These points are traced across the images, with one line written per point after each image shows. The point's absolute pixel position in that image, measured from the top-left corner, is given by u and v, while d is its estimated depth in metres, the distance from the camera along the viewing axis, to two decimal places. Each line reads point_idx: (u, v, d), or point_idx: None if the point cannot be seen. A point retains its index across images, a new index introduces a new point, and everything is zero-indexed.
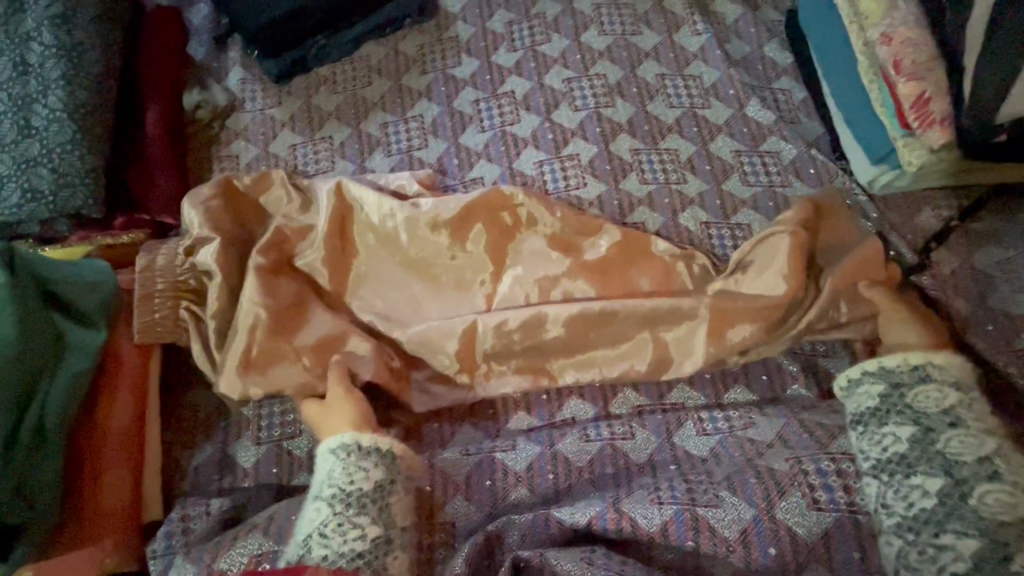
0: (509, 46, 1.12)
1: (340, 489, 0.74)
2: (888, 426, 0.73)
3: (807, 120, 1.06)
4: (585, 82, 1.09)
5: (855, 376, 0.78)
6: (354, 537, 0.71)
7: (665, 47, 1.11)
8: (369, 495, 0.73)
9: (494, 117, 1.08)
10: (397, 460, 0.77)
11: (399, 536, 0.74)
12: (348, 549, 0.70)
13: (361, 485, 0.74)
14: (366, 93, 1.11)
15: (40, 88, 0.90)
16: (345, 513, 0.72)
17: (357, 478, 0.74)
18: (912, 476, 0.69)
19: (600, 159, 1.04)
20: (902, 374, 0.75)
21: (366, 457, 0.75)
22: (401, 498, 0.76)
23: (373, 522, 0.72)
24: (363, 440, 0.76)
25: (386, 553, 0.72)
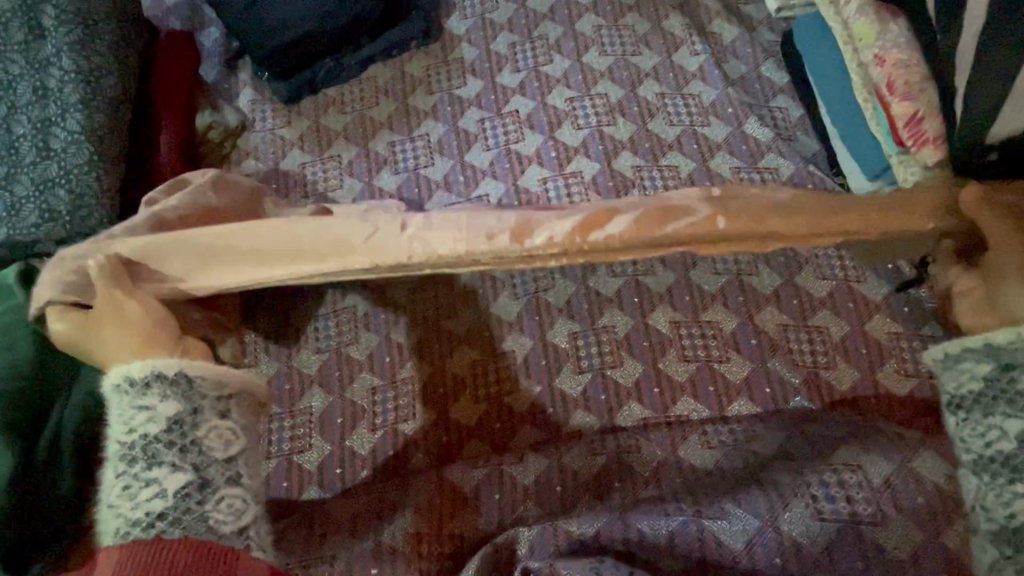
0: (512, 67, 1.16)
1: (122, 443, 0.67)
2: (995, 417, 0.60)
3: (804, 138, 1.09)
4: (587, 102, 1.12)
5: (954, 352, 0.63)
6: (151, 494, 0.64)
7: (665, 67, 1.14)
8: (160, 436, 0.66)
9: (498, 136, 1.10)
10: (190, 385, 0.69)
11: (225, 475, 0.67)
12: (146, 509, 0.63)
13: (148, 431, 0.67)
14: (373, 113, 1.14)
15: (59, 112, 0.92)
16: (133, 470, 0.65)
17: (137, 425, 0.67)
18: (1017, 483, 0.57)
19: (602, 176, 1.06)
20: (1017, 354, 0.60)
21: (152, 396, 0.68)
22: (208, 420, 0.69)
23: (178, 467, 0.65)
24: (133, 372, 0.68)
25: (203, 501, 0.65)
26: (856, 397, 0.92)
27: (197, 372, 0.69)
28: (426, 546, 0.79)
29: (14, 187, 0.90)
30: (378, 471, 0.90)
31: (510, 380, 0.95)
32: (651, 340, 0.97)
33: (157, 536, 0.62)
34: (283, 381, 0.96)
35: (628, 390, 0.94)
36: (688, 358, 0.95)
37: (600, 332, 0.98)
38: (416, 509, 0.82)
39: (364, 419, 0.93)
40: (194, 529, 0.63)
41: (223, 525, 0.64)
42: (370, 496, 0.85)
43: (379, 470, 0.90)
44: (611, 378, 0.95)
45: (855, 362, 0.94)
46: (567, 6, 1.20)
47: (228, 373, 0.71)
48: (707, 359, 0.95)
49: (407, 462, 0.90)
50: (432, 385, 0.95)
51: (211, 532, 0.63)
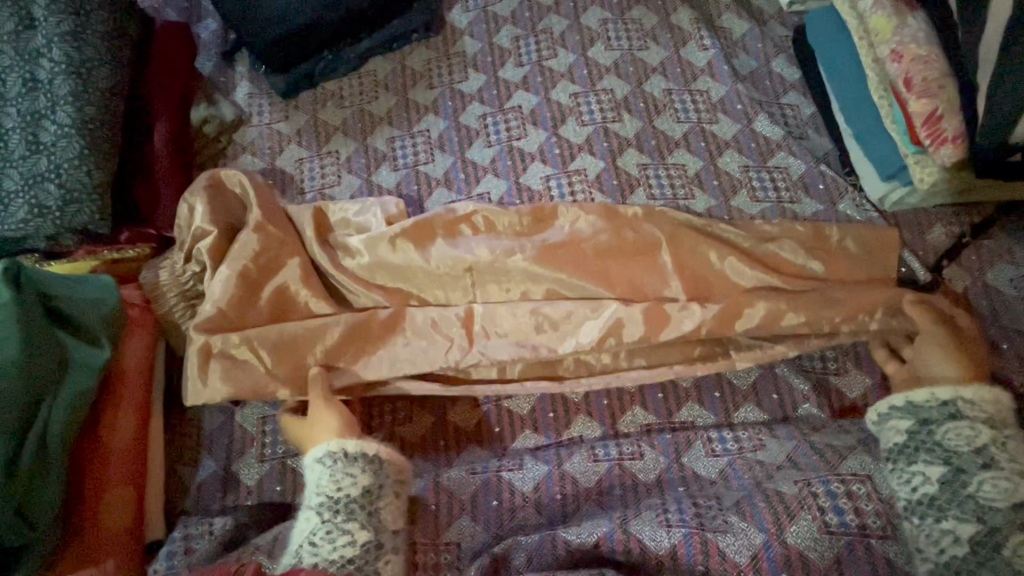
0: (515, 61, 1.13)
1: (328, 496, 0.74)
2: (918, 465, 0.72)
3: (815, 136, 1.05)
4: (592, 97, 1.09)
5: (884, 411, 0.78)
6: (345, 542, 0.71)
7: (672, 62, 1.11)
8: (357, 500, 0.73)
9: (500, 132, 1.08)
10: (383, 464, 0.77)
11: (393, 542, 0.73)
12: (338, 556, 0.70)
13: (348, 491, 0.74)
14: (372, 108, 1.11)
15: (49, 104, 0.90)
16: (334, 519, 0.72)
17: (344, 485, 0.74)
18: (943, 521, 0.68)
19: (607, 174, 1.03)
20: (930, 411, 0.74)
21: (351, 464, 0.75)
22: (389, 501, 0.75)
23: (362, 526, 0.72)
24: (347, 446, 0.76)
25: (379, 557, 0.71)
26: (866, 404, 0.89)
27: (389, 456, 0.78)
28: (421, 556, 0.77)
29: (3, 181, 0.88)
30: None
31: None
32: None
33: None
34: None
35: (631, 395, 0.92)
36: None
37: None
38: (413, 519, 0.80)
39: (361, 422, 0.91)
40: None
41: None
42: None
43: None
44: (614, 382, 0.93)
45: (866, 367, 0.91)
46: None
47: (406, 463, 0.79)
48: None
49: None
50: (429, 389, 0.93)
51: None
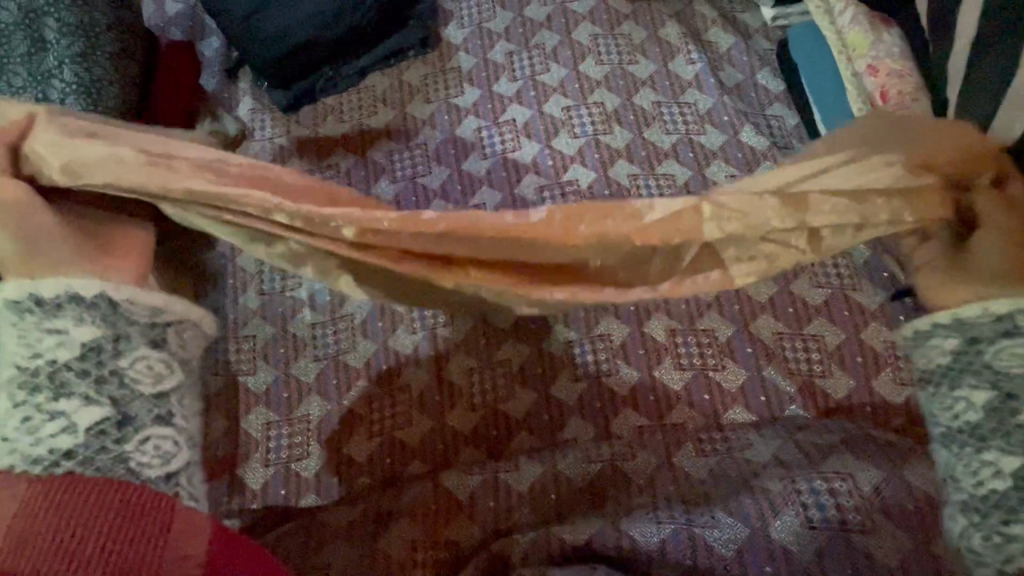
0: (509, 75, 1.16)
1: (21, 367, 0.51)
2: (962, 390, 0.54)
3: (800, 146, 1.09)
4: (584, 110, 1.13)
5: (923, 327, 0.56)
6: (55, 429, 0.50)
7: (661, 75, 1.15)
8: (73, 367, 0.51)
9: (495, 144, 1.11)
10: (113, 308, 0.54)
11: (153, 414, 0.53)
12: (43, 454, 0.49)
13: (54, 356, 0.51)
14: (372, 122, 1.15)
15: None
16: (33, 398, 0.50)
17: (44, 349, 0.51)
18: (985, 452, 0.52)
19: (598, 184, 1.08)
20: (984, 328, 0.53)
21: (53, 318, 0.52)
22: (138, 357, 0.54)
23: (87, 402, 0.51)
24: (42, 290, 0.52)
25: (124, 439, 0.51)
26: (851, 404, 0.93)
27: (124, 293, 0.54)
28: (421, 555, 0.79)
29: None
30: (374, 478, 0.91)
31: (506, 389, 0.96)
32: (646, 347, 0.97)
33: (67, 475, 0.49)
34: (281, 388, 0.97)
35: (624, 398, 0.95)
36: (683, 366, 0.96)
37: (596, 340, 0.98)
38: (412, 516, 0.82)
39: (362, 425, 0.94)
40: (108, 467, 0.50)
41: (149, 468, 0.52)
42: (365, 505, 0.86)
43: (376, 477, 0.91)
44: (607, 386, 0.96)
45: (850, 369, 0.95)
46: (564, 14, 1.20)
47: (172, 301, 0.57)
48: (703, 367, 0.96)
49: (403, 469, 0.92)
50: (427, 394, 0.96)
51: (130, 472, 0.51)
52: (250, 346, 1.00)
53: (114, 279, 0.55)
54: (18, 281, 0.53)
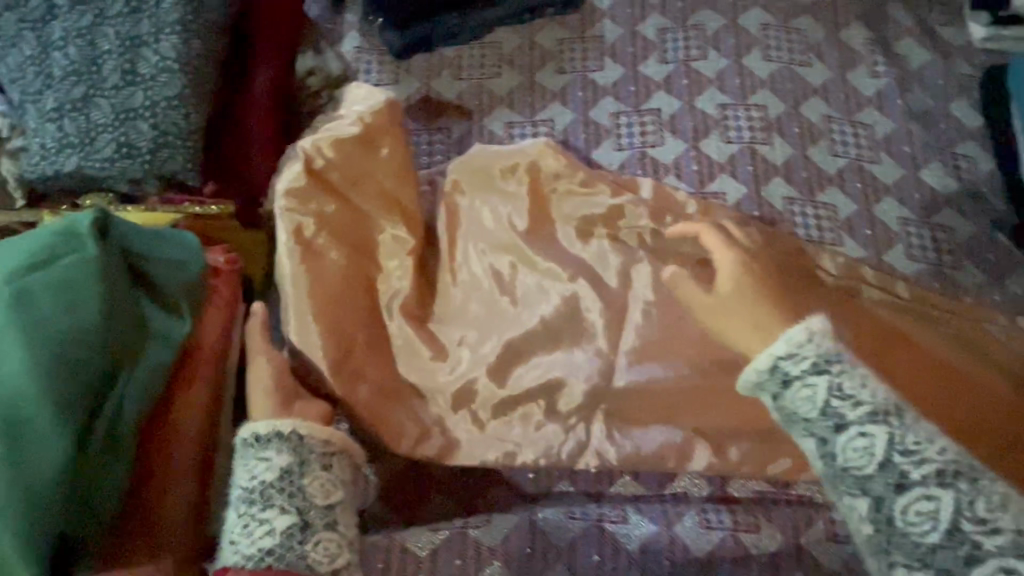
0: (659, 57, 1.00)
1: (243, 488, 0.67)
2: None
3: (989, 197, 0.92)
4: (742, 112, 0.97)
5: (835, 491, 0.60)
6: (263, 532, 0.64)
7: (836, 85, 0.98)
8: (273, 484, 0.66)
9: (633, 135, 0.96)
10: (300, 440, 0.68)
11: (324, 521, 0.65)
12: (256, 547, 0.63)
13: (264, 477, 0.66)
14: (493, 85, 0.99)
15: (152, 30, 0.78)
16: (249, 512, 0.65)
17: (257, 472, 0.67)
18: None
19: (748, 202, 0.93)
20: None
21: (265, 447, 0.68)
22: (315, 476, 0.67)
23: (281, 511, 0.65)
24: (258, 428, 0.68)
25: (305, 540, 0.64)
26: None
27: (308, 429, 0.69)
28: None
29: (90, 110, 0.78)
30: (454, 497, 0.83)
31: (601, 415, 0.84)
32: None
33: (267, 568, 0.62)
34: None
35: None
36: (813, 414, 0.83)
37: None
38: (505, 561, 0.73)
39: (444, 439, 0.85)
40: (294, 563, 0.62)
41: (321, 565, 0.63)
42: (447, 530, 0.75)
43: (454, 498, 0.83)
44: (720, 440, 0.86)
45: None
46: None
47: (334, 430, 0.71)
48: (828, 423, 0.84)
49: (484, 493, 0.83)
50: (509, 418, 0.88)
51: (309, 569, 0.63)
52: None
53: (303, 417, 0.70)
54: (250, 422, 0.69)
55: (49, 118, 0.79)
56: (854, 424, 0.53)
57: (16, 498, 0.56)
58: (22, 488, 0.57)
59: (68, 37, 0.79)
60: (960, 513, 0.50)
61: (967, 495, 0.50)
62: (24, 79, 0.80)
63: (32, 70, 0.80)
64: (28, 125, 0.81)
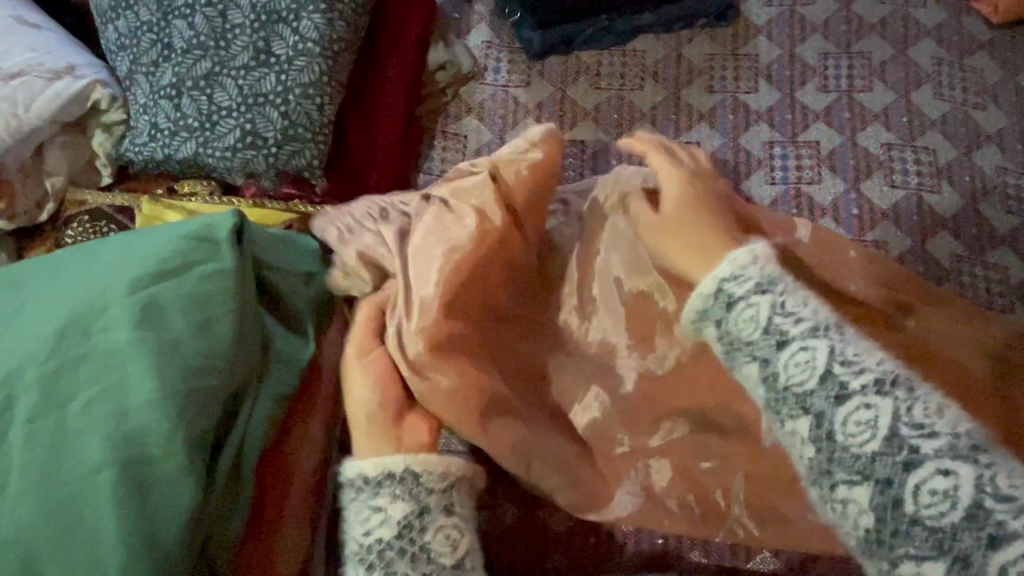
0: (819, 84, 0.90)
1: (355, 548, 0.49)
2: None
3: None
4: (909, 154, 0.87)
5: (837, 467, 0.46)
6: None
7: (1013, 134, 0.89)
8: (391, 546, 0.48)
9: (788, 169, 0.87)
10: (415, 481, 0.50)
11: None
12: None
13: (379, 534, 0.48)
14: (634, 98, 0.90)
15: (293, 6, 0.69)
16: None
17: (371, 527, 0.49)
18: None
19: (912, 256, 0.84)
20: None
21: (376, 493, 0.50)
22: (442, 530, 0.49)
23: None
24: (368, 470, 0.51)
25: None
26: None
27: (423, 465, 0.50)
28: None
29: (214, 90, 0.68)
30: (573, 557, 0.75)
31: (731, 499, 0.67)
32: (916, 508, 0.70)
33: None
34: None
35: None
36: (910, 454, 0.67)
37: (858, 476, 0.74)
38: None
39: None
40: None
41: None
42: None
43: (574, 558, 0.75)
44: None
45: None
46: (904, 22, 0.93)
47: (452, 458, 0.52)
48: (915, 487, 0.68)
49: (609, 555, 0.75)
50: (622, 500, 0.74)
51: None
52: None
53: (416, 450, 0.52)
54: (356, 462, 0.52)
55: (164, 94, 0.69)
56: (795, 338, 0.41)
57: (136, 556, 0.47)
58: (143, 543, 0.48)
59: (195, 5, 0.70)
60: (897, 418, 0.37)
61: (905, 403, 0.37)
62: (138, 48, 0.71)
63: (148, 39, 0.71)
64: (136, 100, 0.71)
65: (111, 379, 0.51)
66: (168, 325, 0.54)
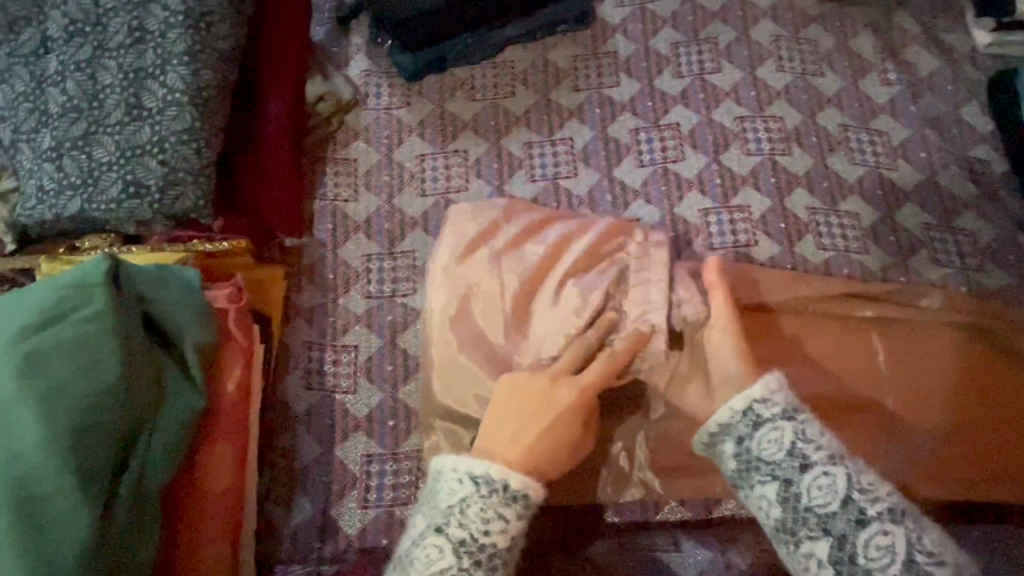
0: (674, 71, 0.99)
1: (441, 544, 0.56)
2: None
3: (1008, 199, 0.92)
4: (759, 124, 0.96)
5: (708, 437, 0.61)
6: None
7: (850, 94, 0.98)
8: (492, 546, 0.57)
9: (654, 151, 0.95)
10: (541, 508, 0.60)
11: None
12: None
13: (493, 537, 0.57)
14: (508, 105, 0.97)
15: (158, 61, 0.74)
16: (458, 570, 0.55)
17: (486, 524, 0.57)
18: None
19: (772, 215, 0.92)
20: None
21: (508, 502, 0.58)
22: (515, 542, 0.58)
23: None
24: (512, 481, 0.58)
25: None
26: None
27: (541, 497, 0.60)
28: None
29: (93, 149, 0.73)
30: None
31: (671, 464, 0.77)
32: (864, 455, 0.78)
33: None
34: (386, 416, 0.84)
35: None
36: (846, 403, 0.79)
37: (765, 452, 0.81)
38: None
39: None
40: None
41: None
42: None
43: None
44: None
45: None
46: (742, 7, 1.02)
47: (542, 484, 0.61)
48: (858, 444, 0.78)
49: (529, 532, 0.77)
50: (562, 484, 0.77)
51: None
52: (350, 359, 0.86)
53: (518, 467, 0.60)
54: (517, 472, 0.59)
55: (47, 158, 0.74)
56: (817, 464, 0.56)
57: None
58: None
59: (65, 71, 0.74)
60: (852, 483, 0.54)
61: (914, 532, 0.52)
62: (17, 117, 0.75)
63: (26, 107, 0.75)
64: (21, 166, 0.75)
65: (3, 428, 0.56)
66: (50, 373, 0.58)
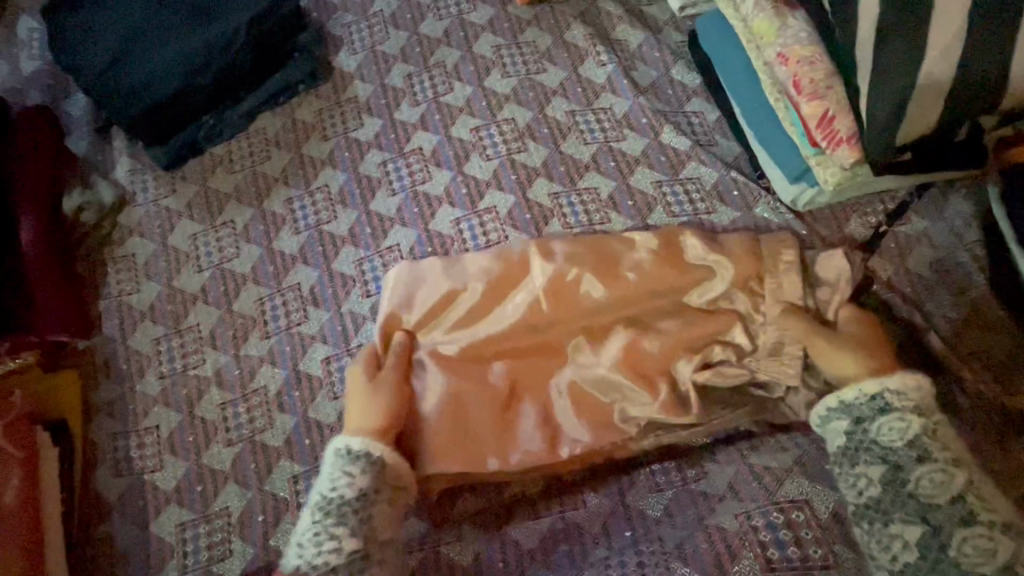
0: (410, 100, 1.07)
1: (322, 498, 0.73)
2: (861, 466, 0.70)
3: (723, 141, 1.02)
4: (494, 129, 1.05)
5: (823, 412, 0.74)
6: (328, 546, 0.69)
7: (571, 82, 1.07)
8: (349, 502, 0.71)
9: (403, 178, 1.03)
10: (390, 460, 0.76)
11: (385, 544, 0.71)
12: (320, 561, 0.68)
13: (343, 492, 0.72)
14: (265, 169, 1.05)
15: None
16: (323, 523, 0.71)
17: (339, 484, 0.73)
18: (890, 525, 0.66)
19: (518, 209, 1.00)
20: (861, 408, 0.71)
21: (352, 462, 0.74)
22: (384, 506, 0.73)
23: (351, 533, 0.70)
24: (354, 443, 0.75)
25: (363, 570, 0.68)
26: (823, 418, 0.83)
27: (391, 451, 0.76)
28: None
29: None
30: None
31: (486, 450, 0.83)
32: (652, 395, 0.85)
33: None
34: (193, 482, 0.89)
35: None
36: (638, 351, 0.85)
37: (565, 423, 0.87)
38: None
39: (288, 515, 0.86)
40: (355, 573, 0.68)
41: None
42: None
43: None
44: None
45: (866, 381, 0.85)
46: (462, 28, 1.11)
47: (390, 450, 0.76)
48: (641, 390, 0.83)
49: None
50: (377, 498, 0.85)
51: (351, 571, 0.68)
52: (153, 439, 0.92)
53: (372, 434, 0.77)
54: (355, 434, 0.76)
55: None
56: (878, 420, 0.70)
57: None
58: None
59: None
60: None
61: None
62: None
63: None
64: None
65: None
66: None
